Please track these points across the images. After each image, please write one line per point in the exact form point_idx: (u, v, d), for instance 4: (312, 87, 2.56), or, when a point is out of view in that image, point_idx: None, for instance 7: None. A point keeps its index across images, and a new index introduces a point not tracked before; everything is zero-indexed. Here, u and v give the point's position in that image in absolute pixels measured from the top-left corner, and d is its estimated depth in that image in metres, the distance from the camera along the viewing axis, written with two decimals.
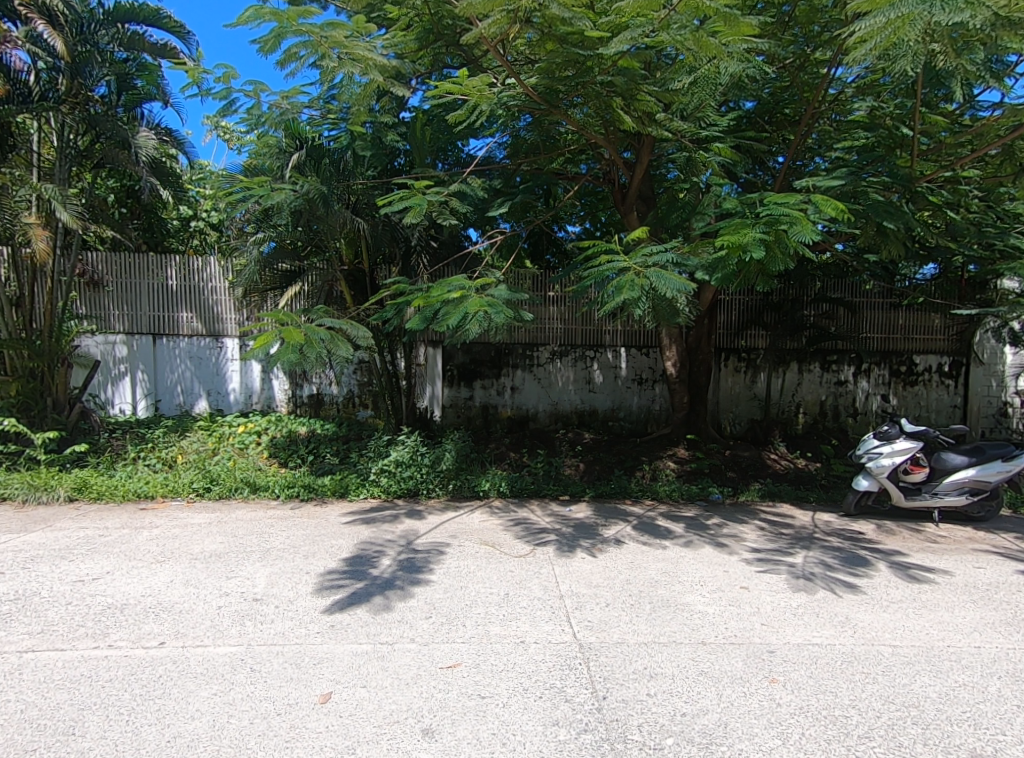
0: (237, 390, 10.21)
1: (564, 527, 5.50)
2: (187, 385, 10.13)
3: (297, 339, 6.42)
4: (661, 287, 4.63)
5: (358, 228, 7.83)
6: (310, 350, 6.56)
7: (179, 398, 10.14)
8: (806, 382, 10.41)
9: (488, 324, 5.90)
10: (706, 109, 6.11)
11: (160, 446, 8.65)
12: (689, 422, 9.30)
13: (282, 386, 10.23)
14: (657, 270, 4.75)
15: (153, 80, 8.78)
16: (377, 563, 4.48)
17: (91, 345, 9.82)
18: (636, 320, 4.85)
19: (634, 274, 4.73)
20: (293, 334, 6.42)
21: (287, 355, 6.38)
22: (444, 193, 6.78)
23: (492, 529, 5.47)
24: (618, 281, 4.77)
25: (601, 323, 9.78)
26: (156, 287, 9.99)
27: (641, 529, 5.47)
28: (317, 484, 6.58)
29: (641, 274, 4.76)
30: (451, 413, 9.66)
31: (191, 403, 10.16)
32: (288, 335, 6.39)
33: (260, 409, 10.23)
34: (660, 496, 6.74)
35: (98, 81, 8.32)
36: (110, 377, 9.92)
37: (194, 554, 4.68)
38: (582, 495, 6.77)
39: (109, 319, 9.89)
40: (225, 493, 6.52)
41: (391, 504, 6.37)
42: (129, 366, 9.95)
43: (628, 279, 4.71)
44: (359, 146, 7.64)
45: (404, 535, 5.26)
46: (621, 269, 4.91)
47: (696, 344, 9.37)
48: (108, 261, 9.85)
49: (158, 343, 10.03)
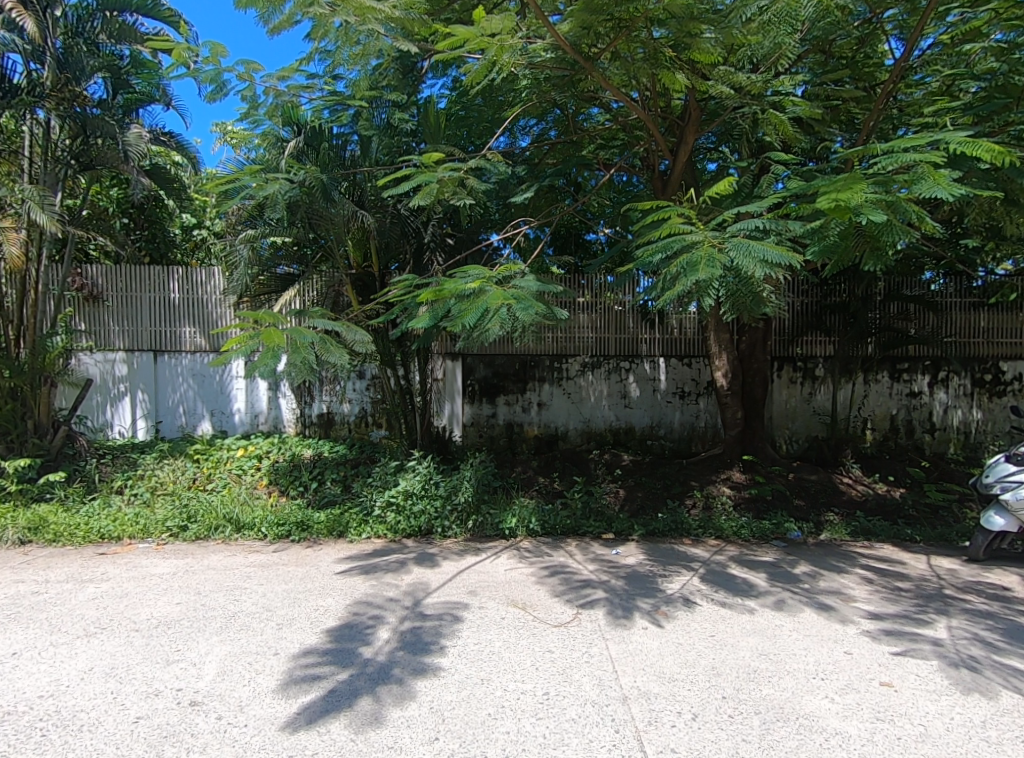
0: (242, 410, 9.26)
1: (613, 580, 4.35)
2: (189, 405, 9.21)
3: (278, 343, 5.44)
4: (742, 267, 3.52)
5: (365, 224, 6.76)
6: (295, 357, 5.53)
7: (180, 419, 9.22)
8: (874, 393, 9.15)
9: (512, 327, 4.83)
10: (783, 54, 5.01)
11: (144, 475, 7.66)
12: (744, 440, 8.11)
13: (290, 405, 9.26)
14: (737, 245, 3.63)
15: (152, 80, 8.04)
16: (370, 639, 3.36)
17: (89, 363, 9.00)
18: (708, 312, 3.72)
19: (705, 250, 3.65)
20: (272, 337, 5.44)
21: (264, 362, 5.41)
22: (461, 167, 5.55)
23: (523, 582, 4.34)
24: (687, 259, 3.69)
25: (637, 330, 8.71)
26: (158, 301, 9.13)
27: (713, 582, 4.30)
28: (312, 522, 5.53)
29: (717, 252, 3.63)
30: (472, 433, 8.55)
31: (194, 425, 9.22)
32: (266, 339, 5.40)
33: (266, 430, 9.25)
34: (725, 534, 5.54)
35: (89, 80, 7.49)
36: (109, 398, 9.07)
37: (139, 622, 3.62)
38: (629, 533, 5.61)
39: (108, 334, 9.04)
40: (204, 533, 5.47)
41: (399, 545, 5.28)
42: (129, 386, 9.09)
43: (700, 256, 3.62)
44: (363, 128, 6.66)
45: (411, 591, 4.15)
46: (682, 244, 3.81)
47: (749, 352, 8.26)
48: (109, 273, 9.05)
49: (160, 360, 9.15)
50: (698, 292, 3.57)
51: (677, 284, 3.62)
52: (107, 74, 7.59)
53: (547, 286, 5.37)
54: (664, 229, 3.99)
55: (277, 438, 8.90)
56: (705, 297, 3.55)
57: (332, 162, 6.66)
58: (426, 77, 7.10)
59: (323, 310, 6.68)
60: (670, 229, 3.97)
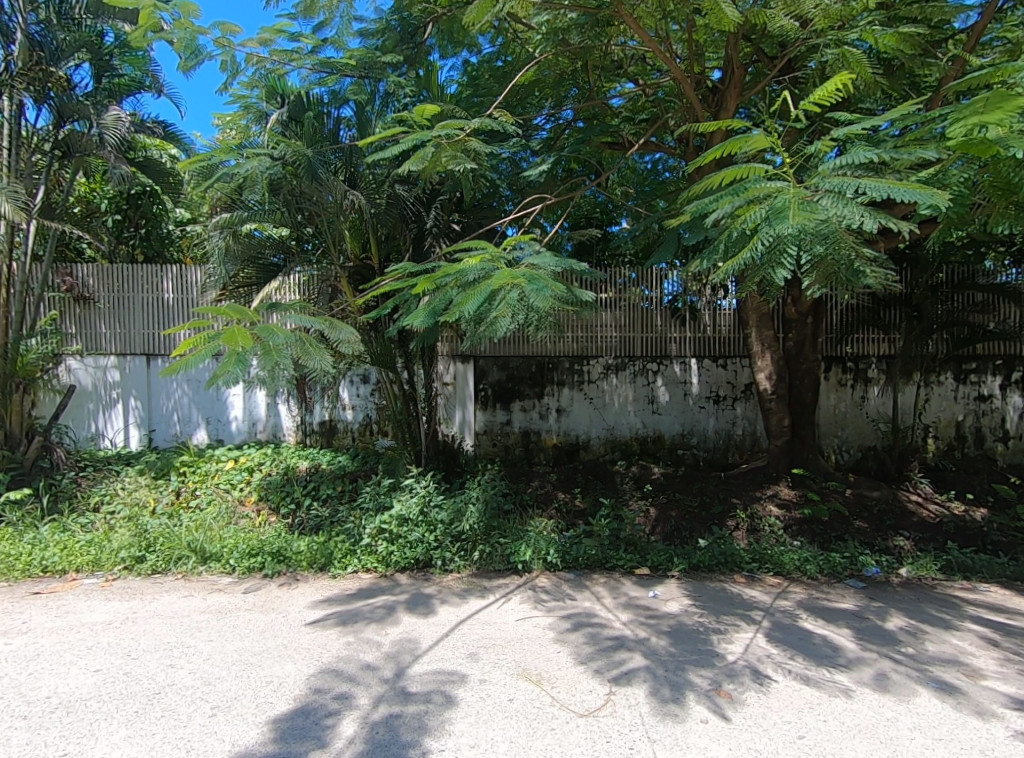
0: (240, 418, 8.38)
1: (656, 640, 3.42)
2: (185, 412, 8.34)
3: (242, 346, 4.24)
4: (831, 225, 2.65)
5: (355, 204, 5.84)
6: (266, 364, 4.33)
7: (176, 427, 8.32)
8: (937, 397, 8.11)
9: (526, 319, 3.92)
10: None
11: (107, 498, 6.73)
12: (792, 451, 7.08)
13: (291, 412, 8.37)
14: (834, 195, 2.77)
15: (143, 66, 7.23)
16: (330, 738, 2.48)
17: (81, 369, 8.18)
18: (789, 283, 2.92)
19: (783, 206, 2.79)
20: (235, 338, 4.25)
21: (227, 370, 4.21)
22: (463, 123, 4.62)
23: (539, 640, 3.43)
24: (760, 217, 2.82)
25: (665, 327, 7.77)
26: (151, 301, 8.30)
27: (787, 645, 3.36)
28: (291, 553, 4.64)
29: (799, 205, 2.73)
30: (484, 442, 7.63)
31: (190, 433, 8.33)
32: (227, 340, 4.22)
33: (265, 439, 8.37)
34: (787, 570, 4.59)
35: (65, 66, 6.77)
36: (102, 405, 8.21)
37: (31, 703, 2.73)
38: (669, 567, 4.67)
39: (100, 336, 8.22)
40: (162, 566, 4.56)
41: (392, 584, 4.37)
42: (122, 392, 8.24)
43: (778, 214, 2.76)
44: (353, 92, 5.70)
45: (395, 652, 3.25)
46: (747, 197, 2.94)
47: (796, 351, 7.23)
48: (100, 273, 8.20)
49: (154, 365, 8.28)
50: (772, 262, 2.71)
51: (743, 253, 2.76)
52: (88, 55, 6.81)
53: (570, 266, 4.47)
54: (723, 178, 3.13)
55: (272, 448, 8.01)
56: (781, 269, 2.69)
57: (319, 136, 5.69)
58: (432, 54, 6.35)
59: (305, 303, 5.73)
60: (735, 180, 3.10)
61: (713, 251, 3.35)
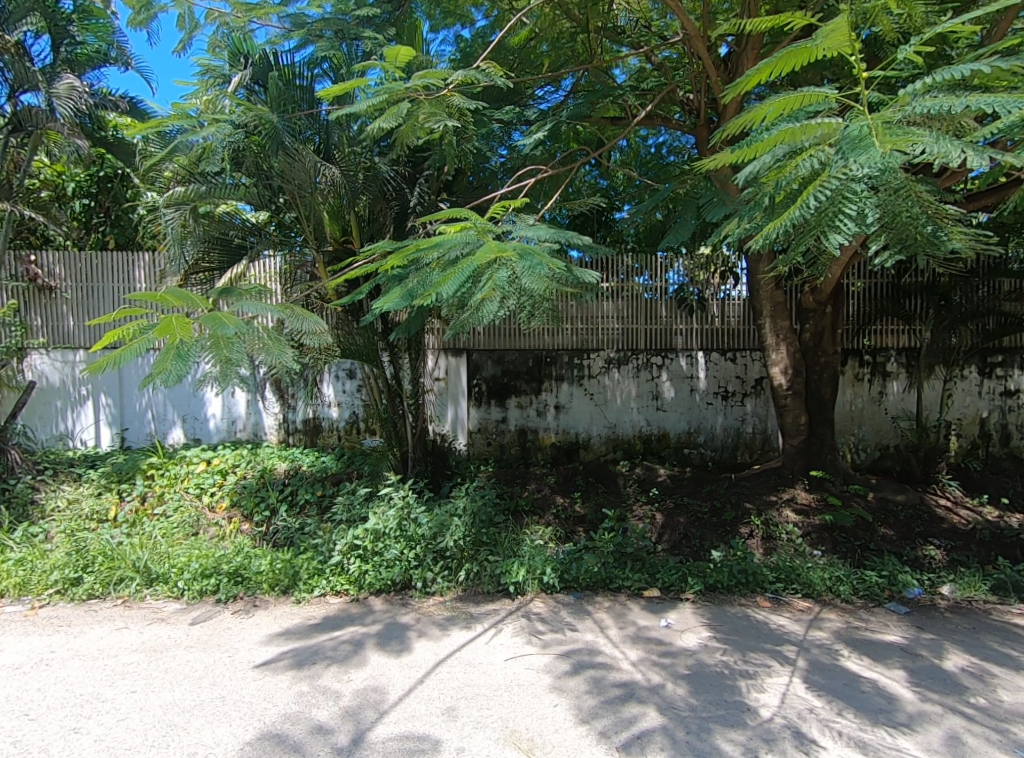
0: (218, 417, 7.47)
1: (673, 688, 2.86)
2: (160, 410, 7.41)
3: (180, 338, 3.35)
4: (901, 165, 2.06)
5: (327, 178, 5.19)
6: (212, 358, 3.35)
7: (149, 426, 7.41)
8: (961, 391, 7.53)
9: (518, 304, 3.31)
10: None
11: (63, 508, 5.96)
12: (809, 452, 6.47)
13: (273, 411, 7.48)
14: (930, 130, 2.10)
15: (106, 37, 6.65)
16: None
17: (46, 363, 7.27)
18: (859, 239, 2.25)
19: (849, 136, 2.16)
20: (170, 328, 3.36)
21: (162, 368, 3.30)
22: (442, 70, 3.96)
23: (532, 687, 2.87)
24: (810, 158, 2.22)
25: (671, 318, 7.18)
26: (121, 292, 7.31)
27: (832, 694, 2.80)
28: (250, 573, 4.04)
29: (877, 131, 2.11)
30: (478, 441, 7.02)
31: (164, 433, 7.42)
32: (160, 332, 3.34)
33: (245, 440, 7.46)
34: (818, 591, 4.01)
35: (18, 32, 6.11)
36: (69, 402, 7.29)
37: None
38: (683, 588, 4.09)
39: (64, 328, 7.31)
40: (100, 590, 3.96)
41: (363, 610, 3.78)
42: (92, 388, 7.31)
43: (842, 149, 2.14)
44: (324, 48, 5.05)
45: (356, 707, 2.68)
46: (785, 136, 2.34)
47: (814, 344, 6.58)
48: (68, 261, 7.29)
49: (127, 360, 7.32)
50: (827, 221, 2.13)
51: (784, 214, 2.20)
52: (40, 22, 6.16)
53: (566, 240, 3.89)
54: (755, 114, 2.52)
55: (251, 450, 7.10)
56: (839, 229, 2.11)
57: (285, 101, 5.04)
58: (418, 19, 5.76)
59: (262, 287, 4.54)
60: (779, 109, 2.47)
61: (749, 210, 2.74)
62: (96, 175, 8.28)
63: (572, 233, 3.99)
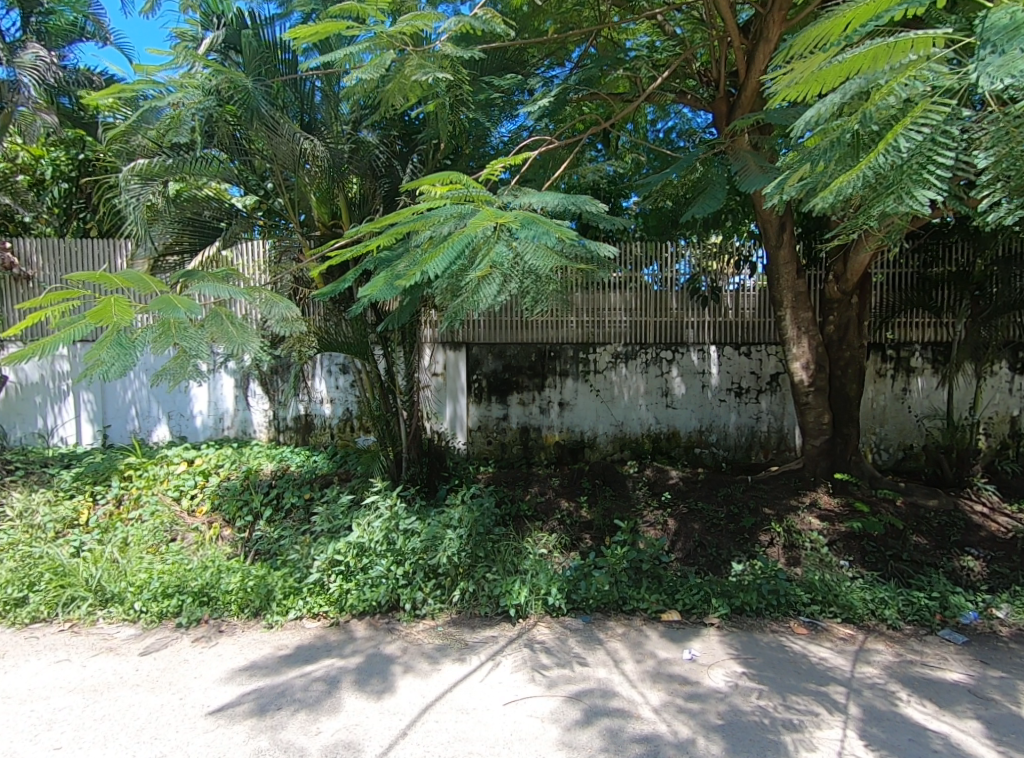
0: (205, 412, 6.97)
1: (705, 744, 2.41)
2: (144, 406, 6.89)
3: (119, 322, 2.89)
4: None
5: (309, 151, 4.69)
6: (159, 345, 2.88)
7: (133, 423, 6.91)
8: (991, 388, 7.03)
9: (521, 288, 2.83)
10: None
11: (25, 513, 5.29)
12: (832, 453, 5.95)
13: (264, 407, 6.96)
14: None
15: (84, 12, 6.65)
16: None
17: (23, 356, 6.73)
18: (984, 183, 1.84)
19: (995, 26, 1.65)
20: (107, 311, 2.90)
21: (101, 357, 2.83)
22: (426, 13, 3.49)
23: (536, 742, 2.41)
24: (911, 79, 1.72)
25: (682, 310, 6.68)
26: None
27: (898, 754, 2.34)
28: (217, 593, 3.58)
29: None
30: (478, 440, 6.55)
31: (149, 431, 6.92)
32: (96, 316, 2.87)
33: (233, 438, 6.95)
34: (860, 615, 3.54)
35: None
36: (49, 396, 6.75)
37: None
38: (707, 610, 3.61)
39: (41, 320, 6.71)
40: (45, 612, 3.51)
41: (343, 637, 3.32)
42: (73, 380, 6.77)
43: (993, 41, 1.62)
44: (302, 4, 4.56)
45: None
46: (861, 61, 1.77)
47: (838, 337, 6.02)
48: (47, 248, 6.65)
49: None
50: (911, 177, 1.77)
51: (861, 163, 1.75)
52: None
53: (577, 209, 3.40)
54: (830, 25, 1.89)
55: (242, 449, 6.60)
56: (925, 185, 1.76)
57: (258, 61, 4.56)
58: None
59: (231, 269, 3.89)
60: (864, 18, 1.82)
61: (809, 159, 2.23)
62: (76, 157, 7.11)
63: (585, 199, 3.50)
